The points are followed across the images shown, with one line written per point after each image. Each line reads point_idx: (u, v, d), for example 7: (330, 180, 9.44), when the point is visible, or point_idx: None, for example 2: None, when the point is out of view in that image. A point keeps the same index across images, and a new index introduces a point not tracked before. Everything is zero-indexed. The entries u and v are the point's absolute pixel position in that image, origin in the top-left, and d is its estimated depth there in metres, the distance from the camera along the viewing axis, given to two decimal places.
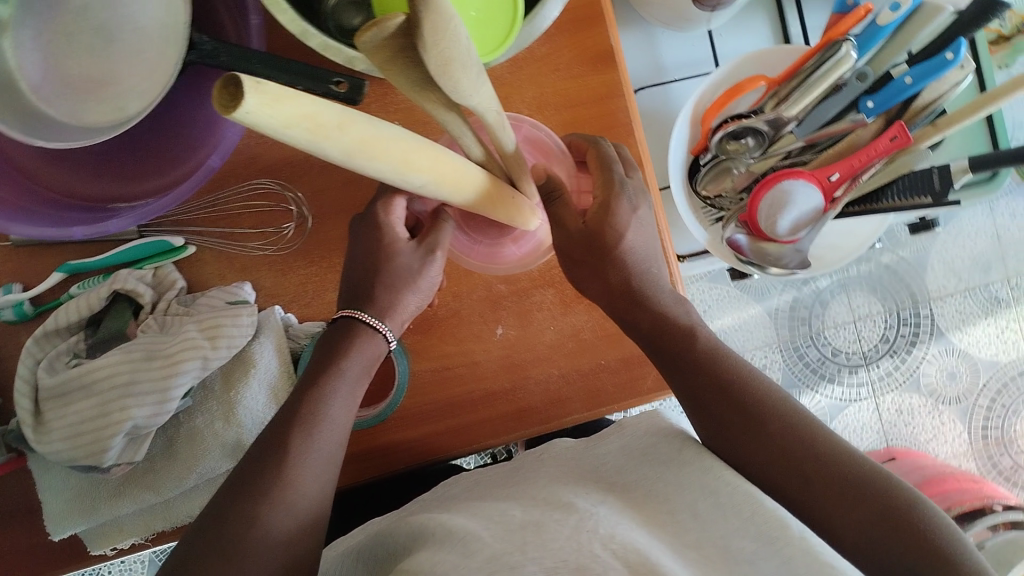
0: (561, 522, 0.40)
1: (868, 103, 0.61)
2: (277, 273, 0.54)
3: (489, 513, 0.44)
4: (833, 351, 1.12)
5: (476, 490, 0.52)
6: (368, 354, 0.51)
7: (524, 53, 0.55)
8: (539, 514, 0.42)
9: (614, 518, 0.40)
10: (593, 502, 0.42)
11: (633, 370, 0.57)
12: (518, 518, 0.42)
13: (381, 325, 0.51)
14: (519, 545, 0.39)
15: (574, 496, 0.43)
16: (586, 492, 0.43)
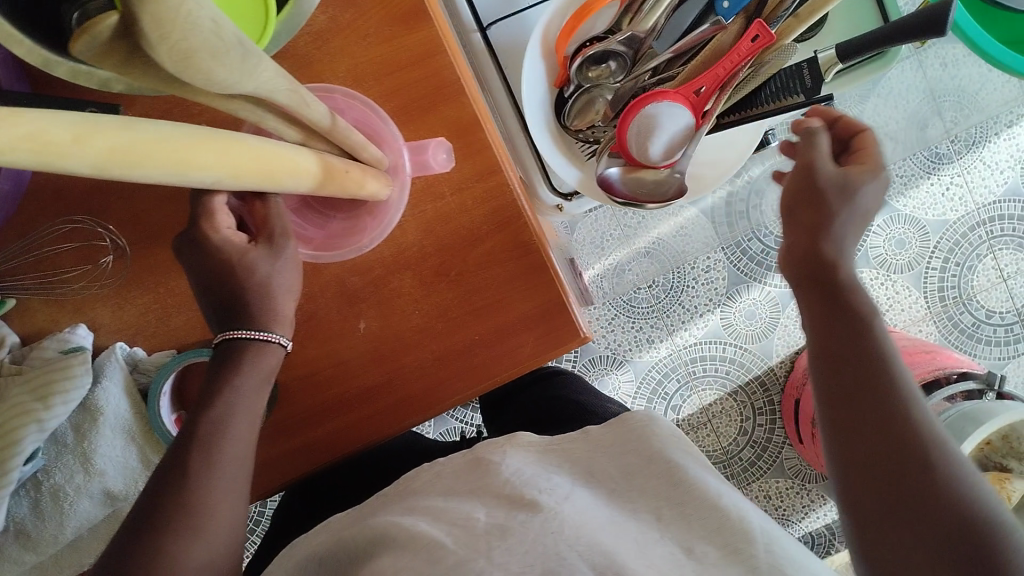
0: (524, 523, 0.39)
1: (723, 4, 0.58)
2: (113, 308, 0.51)
3: (450, 517, 0.42)
4: (776, 240, 1.09)
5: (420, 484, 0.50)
6: (265, 366, 0.49)
7: (327, 24, 0.50)
8: (498, 512, 0.41)
9: (578, 516, 0.40)
10: (556, 498, 0.42)
11: (511, 341, 0.54)
12: (473, 516, 0.41)
13: (276, 334, 0.49)
14: (484, 550, 0.38)
15: (535, 491, 0.43)
16: (549, 486, 0.43)
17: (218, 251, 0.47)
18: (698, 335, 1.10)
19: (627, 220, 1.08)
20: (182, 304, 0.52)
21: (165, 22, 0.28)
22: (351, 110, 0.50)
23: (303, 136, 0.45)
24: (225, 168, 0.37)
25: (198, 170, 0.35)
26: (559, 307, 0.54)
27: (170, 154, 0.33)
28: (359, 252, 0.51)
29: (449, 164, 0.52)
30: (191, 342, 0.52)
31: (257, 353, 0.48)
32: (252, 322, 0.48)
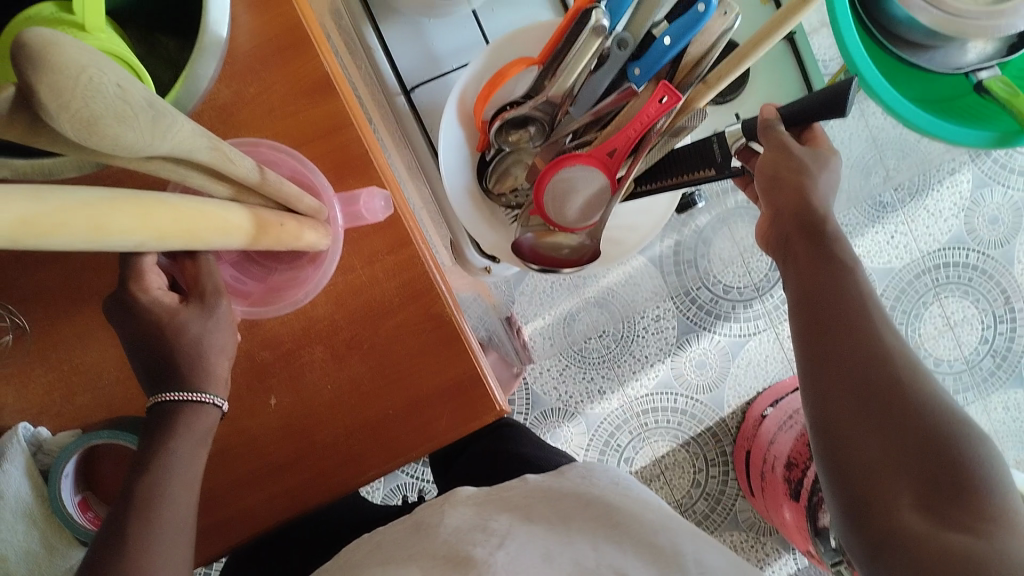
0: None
1: (635, 70, 0.56)
2: (16, 387, 0.50)
3: None
4: (724, 288, 1.09)
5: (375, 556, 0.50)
6: (197, 428, 0.46)
7: (231, 99, 0.50)
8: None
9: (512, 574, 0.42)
10: (490, 549, 0.45)
11: (426, 414, 0.53)
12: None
13: (209, 395, 0.46)
14: None
15: (471, 546, 0.46)
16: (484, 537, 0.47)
17: (146, 313, 0.44)
18: (649, 386, 1.09)
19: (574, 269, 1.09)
20: (89, 381, 0.51)
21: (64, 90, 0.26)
22: (279, 164, 0.50)
23: (234, 192, 0.44)
24: (144, 231, 0.36)
25: (112, 234, 0.35)
26: (475, 381, 0.53)
27: (80, 220, 0.32)
28: (296, 305, 0.50)
29: (388, 212, 0.51)
30: (96, 421, 0.51)
31: (191, 415, 0.45)
32: (169, 386, 0.45)
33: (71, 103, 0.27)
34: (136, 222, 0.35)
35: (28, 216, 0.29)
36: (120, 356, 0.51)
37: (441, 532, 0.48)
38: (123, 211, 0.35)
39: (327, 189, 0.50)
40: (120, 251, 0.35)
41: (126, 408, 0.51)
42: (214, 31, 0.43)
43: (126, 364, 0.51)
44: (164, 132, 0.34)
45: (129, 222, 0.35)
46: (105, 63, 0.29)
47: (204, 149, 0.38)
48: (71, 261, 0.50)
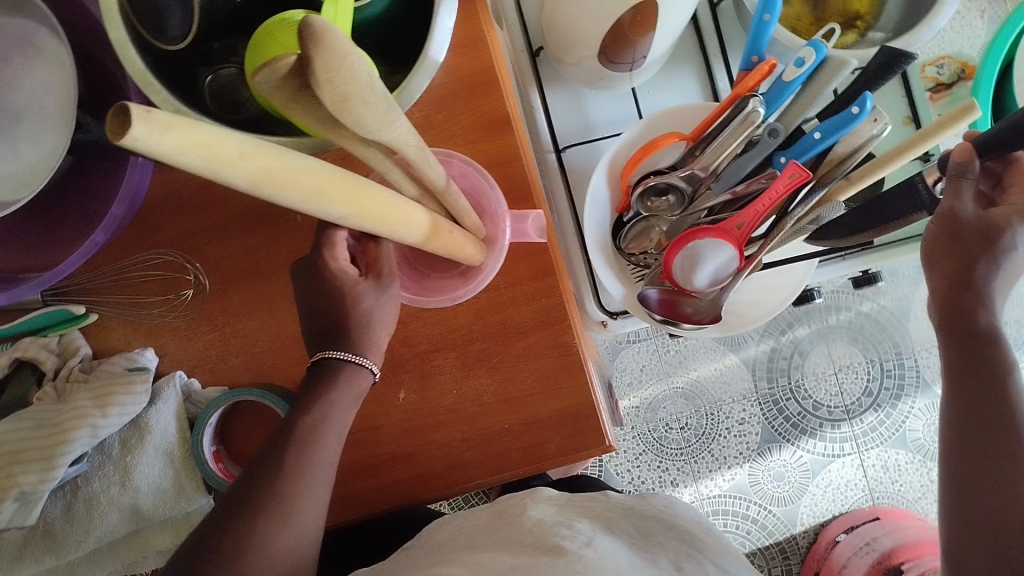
0: (553, 563, 0.46)
1: (782, 158, 0.61)
2: (181, 339, 0.56)
3: (477, 561, 0.49)
4: (814, 403, 1.10)
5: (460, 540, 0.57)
6: (352, 389, 0.52)
7: (420, 121, 0.56)
8: (530, 560, 0.48)
9: (602, 560, 0.47)
10: (579, 543, 0.50)
11: (537, 436, 0.57)
12: (508, 564, 0.48)
13: (366, 359, 0.53)
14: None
15: (561, 539, 0.50)
16: (572, 534, 0.51)
17: (334, 277, 0.52)
18: (723, 487, 1.09)
19: (669, 356, 1.12)
20: (244, 346, 0.56)
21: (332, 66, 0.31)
22: (465, 176, 0.55)
23: (418, 193, 0.49)
24: (352, 207, 0.40)
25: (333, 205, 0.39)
26: (590, 414, 0.56)
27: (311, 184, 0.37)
28: (450, 301, 0.55)
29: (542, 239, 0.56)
30: (242, 383, 0.56)
31: (350, 375, 0.52)
32: (346, 343, 0.52)
33: (332, 76, 0.32)
34: (348, 196, 0.40)
35: (277, 168, 0.34)
36: (275, 328, 0.56)
37: (526, 522, 0.54)
38: (343, 185, 0.39)
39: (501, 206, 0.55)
40: (329, 220, 0.40)
41: (270, 377, 0.56)
42: (432, 53, 0.48)
43: (280, 337, 0.56)
44: (388, 122, 0.39)
45: (344, 197, 0.39)
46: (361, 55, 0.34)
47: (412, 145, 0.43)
48: (253, 236, 0.56)
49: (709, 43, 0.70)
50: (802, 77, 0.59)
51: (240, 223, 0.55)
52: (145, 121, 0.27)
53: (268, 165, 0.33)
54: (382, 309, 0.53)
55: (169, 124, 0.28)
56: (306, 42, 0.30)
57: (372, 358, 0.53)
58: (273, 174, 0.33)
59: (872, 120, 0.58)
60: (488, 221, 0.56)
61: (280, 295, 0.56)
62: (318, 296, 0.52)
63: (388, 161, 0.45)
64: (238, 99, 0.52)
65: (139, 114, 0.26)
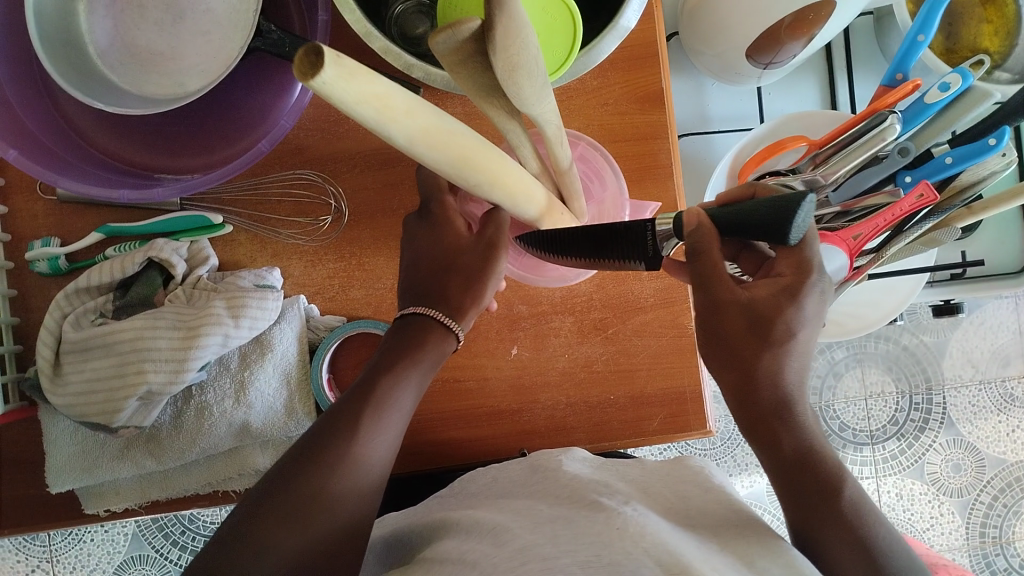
0: (591, 519, 0.44)
1: (906, 178, 0.63)
2: (306, 264, 0.56)
3: (516, 509, 0.49)
4: (840, 424, 1.11)
5: (496, 490, 0.53)
6: (437, 350, 0.49)
7: (576, 84, 0.56)
8: (565, 510, 0.46)
9: (642, 518, 0.43)
10: (619, 501, 0.46)
11: (641, 411, 0.57)
12: (546, 513, 0.47)
13: (456, 325, 0.50)
14: (550, 537, 0.43)
15: (599, 495, 0.47)
16: (611, 492, 0.48)
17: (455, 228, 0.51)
18: (740, 492, 1.11)
19: None
20: (369, 280, 0.56)
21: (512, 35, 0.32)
22: (587, 159, 0.55)
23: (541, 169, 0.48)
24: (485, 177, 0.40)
25: (474, 172, 0.39)
26: (695, 398, 0.57)
27: (462, 148, 0.36)
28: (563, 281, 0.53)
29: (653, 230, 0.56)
30: (360, 316, 0.56)
31: (440, 336, 0.49)
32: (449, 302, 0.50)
33: (507, 47, 0.33)
34: (487, 165, 0.39)
35: (437, 131, 0.34)
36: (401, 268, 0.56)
37: (563, 476, 0.51)
38: (485, 152, 0.39)
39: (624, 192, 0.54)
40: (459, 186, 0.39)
41: (390, 315, 0.56)
42: (624, 19, 0.47)
43: None
44: (542, 94, 0.39)
45: (483, 165, 0.39)
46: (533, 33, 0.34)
47: (550, 122, 0.43)
48: (394, 172, 0.55)
49: (836, 56, 0.72)
50: (944, 102, 0.61)
51: (385, 157, 0.55)
52: (334, 64, 0.27)
53: (424, 124, 0.33)
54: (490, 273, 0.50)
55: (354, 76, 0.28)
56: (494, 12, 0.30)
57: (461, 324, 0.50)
58: (427, 131, 0.34)
59: (1001, 155, 0.59)
60: (605, 202, 0.54)
61: None
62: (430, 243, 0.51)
63: (522, 132, 0.44)
64: (411, 34, 0.52)
65: (333, 60, 0.27)
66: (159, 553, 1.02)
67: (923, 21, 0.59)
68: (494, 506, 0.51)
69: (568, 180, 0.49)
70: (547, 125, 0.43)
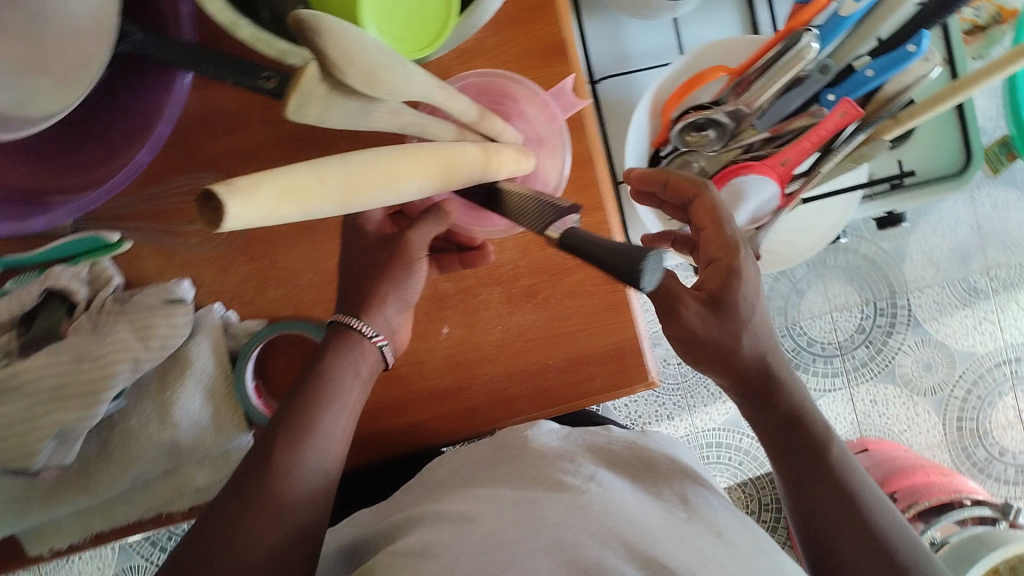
0: (556, 500, 0.43)
1: (828, 96, 0.60)
2: (217, 271, 0.53)
3: (484, 495, 0.48)
4: (809, 341, 1.11)
5: (464, 478, 0.53)
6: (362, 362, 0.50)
7: (473, 45, 0.53)
8: (531, 492, 0.45)
9: (607, 495, 0.44)
10: (584, 478, 0.46)
11: (582, 371, 0.56)
12: (510, 497, 0.46)
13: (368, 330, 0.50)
14: (514, 522, 0.42)
15: (563, 474, 0.47)
16: (576, 468, 0.47)
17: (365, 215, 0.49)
18: (717, 421, 1.11)
19: None
20: (285, 278, 0.54)
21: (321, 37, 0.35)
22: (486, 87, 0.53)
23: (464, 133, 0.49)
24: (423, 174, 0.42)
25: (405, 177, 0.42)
26: (634, 350, 0.56)
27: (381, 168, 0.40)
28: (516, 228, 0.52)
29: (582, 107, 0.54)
30: (282, 316, 0.54)
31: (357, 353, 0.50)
32: (373, 295, 0.50)
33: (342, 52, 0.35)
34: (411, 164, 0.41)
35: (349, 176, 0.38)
36: (316, 260, 0.54)
37: (529, 454, 0.50)
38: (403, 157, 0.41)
39: (538, 92, 0.53)
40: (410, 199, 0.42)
41: (312, 310, 0.54)
42: None
43: (322, 269, 0.54)
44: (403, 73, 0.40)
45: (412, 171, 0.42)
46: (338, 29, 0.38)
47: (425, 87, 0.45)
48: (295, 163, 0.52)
49: None
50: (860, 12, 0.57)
51: (282, 148, 0.52)
52: (227, 196, 0.32)
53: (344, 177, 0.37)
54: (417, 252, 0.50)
55: (250, 191, 0.32)
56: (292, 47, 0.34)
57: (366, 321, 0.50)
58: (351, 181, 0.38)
59: (923, 60, 0.57)
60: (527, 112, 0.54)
61: (323, 226, 0.54)
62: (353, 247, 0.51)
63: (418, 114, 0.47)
64: None
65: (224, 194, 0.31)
66: (147, 560, 1.01)
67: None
68: (460, 495, 0.50)
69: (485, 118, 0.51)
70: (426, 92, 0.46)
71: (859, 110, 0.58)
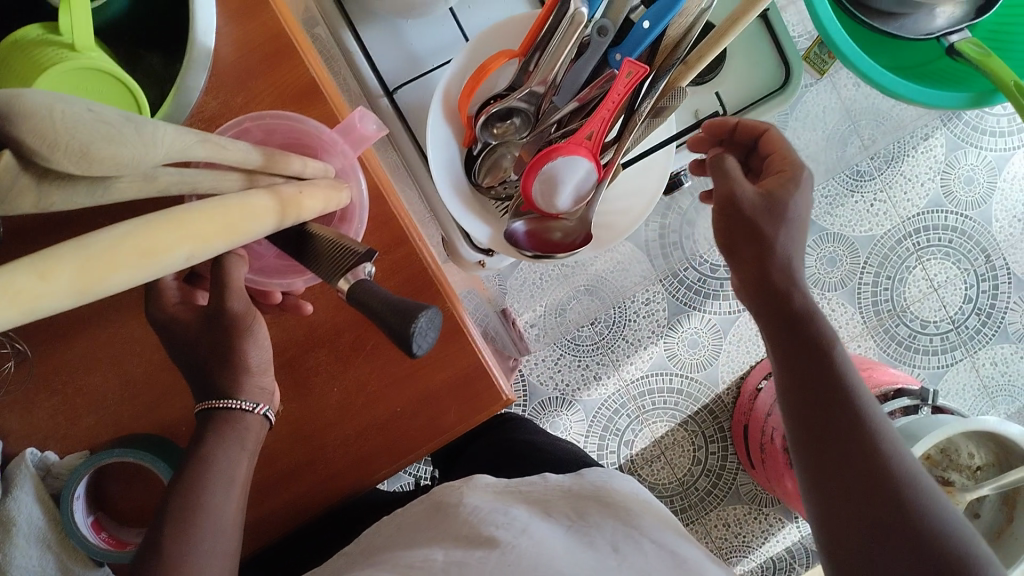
0: (485, 561, 0.42)
1: (616, 56, 0.57)
2: (21, 414, 0.50)
3: (409, 563, 0.45)
4: (710, 267, 1.10)
5: (401, 538, 0.51)
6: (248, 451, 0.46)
7: (220, 109, 0.50)
8: (462, 552, 0.44)
9: (538, 548, 0.43)
10: (514, 532, 0.45)
11: (433, 408, 0.54)
12: (440, 563, 0.43)
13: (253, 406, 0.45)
14: None
15: (494, 528, 0.46)
16: (506, 519, 0.46)
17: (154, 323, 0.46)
18: (644, 368, 1.10)
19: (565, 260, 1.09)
20: (95, 402, 0.51)
21: (46, 130, 0.26)
22: (276, 128, 0.48)
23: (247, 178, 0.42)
24: (192, 240, 0.34)
25: (165, 255, 0.32)
26: (481, 373, 0.54)
27: (128, 250, 0.31)
28: None
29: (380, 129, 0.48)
30: (104, 442, 0.51)
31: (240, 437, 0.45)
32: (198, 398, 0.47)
33: (55, 142, 0.27)
34: (174, 230, 0.33)
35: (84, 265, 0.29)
36: (123, 375, 0.51)
37: (461, 512, 0.49)
38: (163, 223, 0.32)
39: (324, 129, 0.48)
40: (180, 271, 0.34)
41: (134, 427, 0.51)
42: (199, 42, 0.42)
43: (131, 382, 0.51)
44: (149, 133, 0.31)
45: (179, 237, 0.33)
46: (68, 95, 0.28)
47: (196, 143, 0.36)
48: None
49: None
50: None
51: None
52: None
53: (76, 266, 0.29)
54: (253, 343, 0.44)
55: None
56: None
57: (243, 396, 0.45)
58: (87, 269, 0.29)
59: None
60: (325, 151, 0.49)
61: (118, 338, 0.50)
62: (177, 349, 0.45)
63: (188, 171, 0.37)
64: None
65: None
66: None
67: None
68: (383, 563, 0.47)
69: (287, 159, 0.44)
70: (199, 146, 0.36)
71: (644, 64, 0.55)
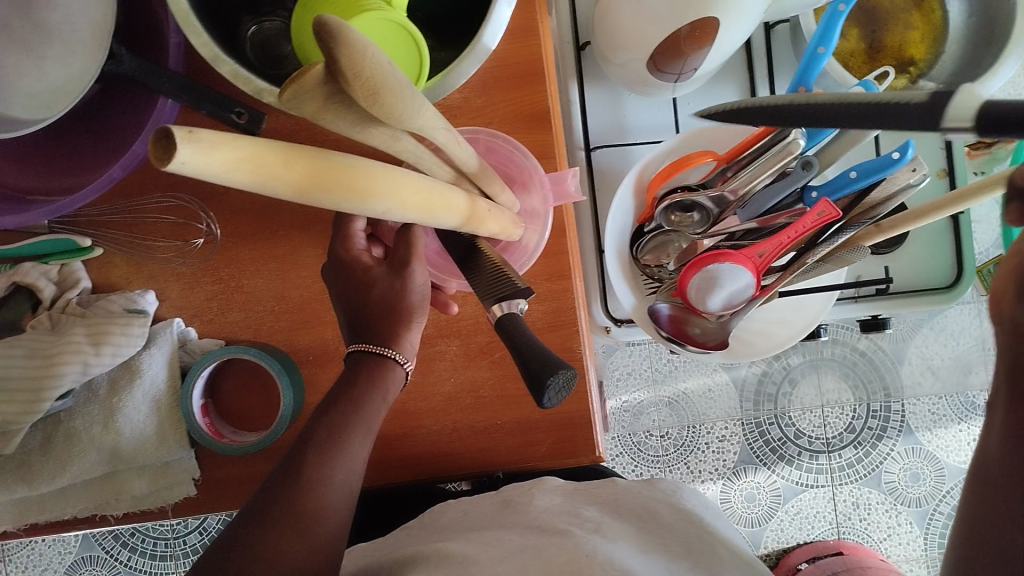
0: (559, 547, 0.45)
1: (811, 194, 0.61)
2: (183, 286, 0.54)
3: (484, 540, 0.50)
4: (795, 432, 1.10)
5: (467, 523, 0.55)
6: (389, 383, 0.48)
7: (457, 103, 0.55)
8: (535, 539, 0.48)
9: (607, 544, 0.46)
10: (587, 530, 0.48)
11: (527, 436, 0.56)
12: (515, 543, 0.48)
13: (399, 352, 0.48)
14: (514, 565, 0.44)
15: (568, 524, 0.49)
16: (580, 520, 0.50)
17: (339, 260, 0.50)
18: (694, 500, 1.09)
19: (659, 363, 1.10)
20: (248, 303, 0.55)
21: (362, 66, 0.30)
22: (495, 150, 0.54)
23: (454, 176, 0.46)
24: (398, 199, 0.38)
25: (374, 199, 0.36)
26: (584, 422, 0.56)
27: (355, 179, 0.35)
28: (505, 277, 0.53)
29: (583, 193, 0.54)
30: (239, 340, 0.55)
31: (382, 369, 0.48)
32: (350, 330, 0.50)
33: (360, 70, 0.29)
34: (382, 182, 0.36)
35: (322, 172, 0.33)
36: (281, 290, 0.54)
37: (532, 510, 0.53)
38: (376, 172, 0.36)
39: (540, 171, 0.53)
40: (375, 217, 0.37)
41: (268, 339, 0.55)
42: (485, 40, 0.46)
43: (284, 299, 0.54)
44: (417, 103, 0.35)
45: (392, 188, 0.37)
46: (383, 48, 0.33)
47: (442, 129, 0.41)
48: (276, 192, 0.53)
49: (757, 65, 0.69)
50: (848, 116, 0.58)
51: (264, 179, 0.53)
52: (189, 141, 0.27)
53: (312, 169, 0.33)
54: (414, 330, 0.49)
55: (211, 143, 0.28)
56: (327, 42, 0.29)
57: (401, 347, 0.48)
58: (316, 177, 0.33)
59: (910, 169, 0.57)
60: (529, 188, 0.54)
61: (287, 258, 0.54)
62: (344, 291, 0.49)
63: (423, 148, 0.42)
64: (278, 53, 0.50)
65: (186, 138, 0.27)
66: (108, 554, 1.09)
67: (822, 33, 0.57)
68: (465, 538, 0.52)
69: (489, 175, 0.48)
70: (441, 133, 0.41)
71: (838, 210, 0.57)
